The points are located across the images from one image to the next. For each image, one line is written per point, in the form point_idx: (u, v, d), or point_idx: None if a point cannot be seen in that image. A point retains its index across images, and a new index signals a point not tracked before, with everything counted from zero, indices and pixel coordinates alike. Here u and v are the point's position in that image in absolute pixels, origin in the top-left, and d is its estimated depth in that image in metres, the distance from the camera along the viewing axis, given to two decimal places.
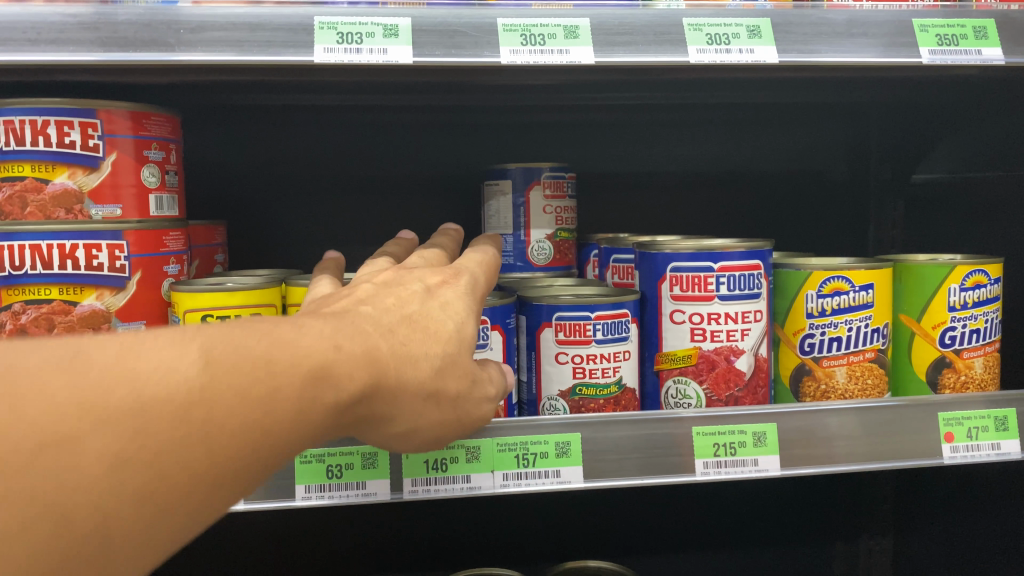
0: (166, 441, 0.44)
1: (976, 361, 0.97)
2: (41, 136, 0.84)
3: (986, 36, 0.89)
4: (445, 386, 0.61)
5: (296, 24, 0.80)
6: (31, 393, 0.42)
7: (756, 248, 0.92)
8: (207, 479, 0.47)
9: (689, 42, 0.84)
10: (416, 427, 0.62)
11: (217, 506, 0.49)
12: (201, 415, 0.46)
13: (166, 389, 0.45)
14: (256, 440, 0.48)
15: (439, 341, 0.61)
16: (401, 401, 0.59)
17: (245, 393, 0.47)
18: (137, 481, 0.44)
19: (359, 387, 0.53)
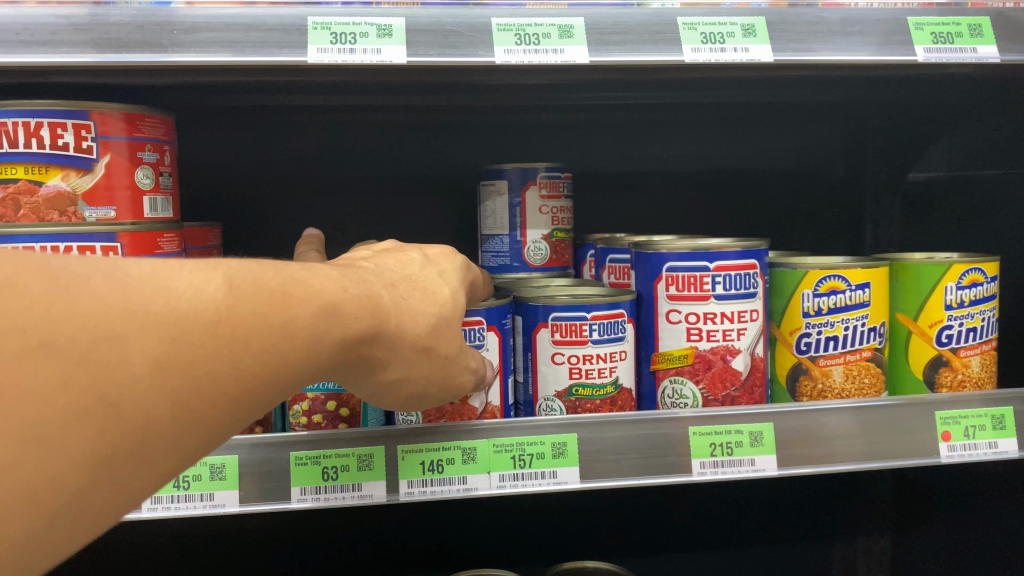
0: (200, 352, 0.48)
1: (973, 359, 0.97)
2: (34, 138, 0.84)
3: (981, 34, 0.88)
4: (435, 343, 0.67)
5: (289, 25, 0.80)
6: (83, 295, 0.45)
7: (751, 247, 0.92)
8: (230, 398, 0.51)
9: (684, 41, 0.84)
10: (406, 378, 0.66)
11: (229, 429, 0.52)
12: (230, 333, 0.50)
13: (202, 307, 0.49)
14: (273, 366, 0.52)
15: (430, 300, 0.67)
16: (396, 349, 0.63)
17: (267, 317, 0.52)
18: (174, 387, 0.47)
19: (365, 326, 0.58)
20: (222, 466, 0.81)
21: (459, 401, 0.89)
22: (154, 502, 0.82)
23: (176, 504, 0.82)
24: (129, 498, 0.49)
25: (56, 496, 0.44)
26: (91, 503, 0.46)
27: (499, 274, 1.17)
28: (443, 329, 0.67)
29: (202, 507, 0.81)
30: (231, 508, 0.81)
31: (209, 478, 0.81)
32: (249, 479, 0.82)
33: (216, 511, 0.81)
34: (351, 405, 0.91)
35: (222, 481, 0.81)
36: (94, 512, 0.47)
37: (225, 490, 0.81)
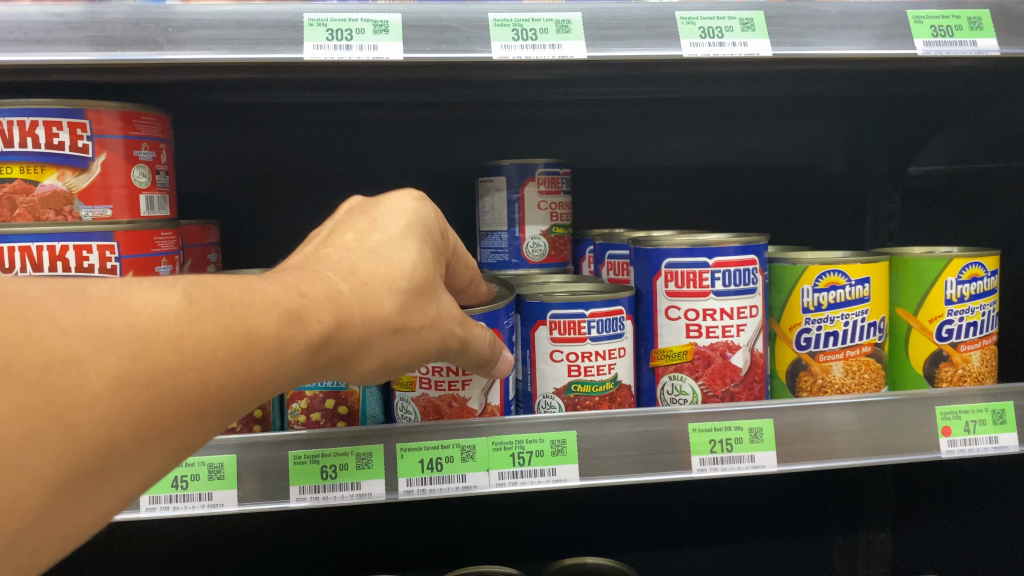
0: (162, 368, 0.49)
1: (973, 354, 0.97)
2: (29, 137, 0.84)
3: (981, 27, 0.88)
4: (412, 322, 0.65)
5: (285, 21, 0.79)
6: (38, 320, 0.46)
7: (751, 243, 0.92)
8: (196, 412, 0.52)
9: (682, 35, 0.84)
10: (390, 361, 0.65)
11: (197, 440, 0.53)
12: (192, 348, 0.51)
13: (162, 324, 0.50)
14: (237, 380, 0.53)
15: (398, 278, 0.64)
16: (371, 334, 0.61)
17: (228, 329, 0.53)
18: (137, 404, 0.48)
19: (328, 327, 0.58)
20: (221, 465, 0.81)
21: (458, 404, 0.88)
22: (152, 502, 0.81)
23: (174, 504, 0.82)
24: (98, 511, 0.50)
25: (16, 519, 0.45)
26: (57, 520, 0.48)
27: (498, 270, 1.17)
28: (418, 305, 0.66)
29: (200, 507, 0.81)
30: (230, 508, 0.81)
31: (206, 478, 0.81)
32: (248, 478, 0.81)
33: (214, 510, 0.80)
34: (350, 403, 0.91)
35: (221, 481, 0.81)
36: (62, 529, 0.48)
37: (224, 489, 0.81)
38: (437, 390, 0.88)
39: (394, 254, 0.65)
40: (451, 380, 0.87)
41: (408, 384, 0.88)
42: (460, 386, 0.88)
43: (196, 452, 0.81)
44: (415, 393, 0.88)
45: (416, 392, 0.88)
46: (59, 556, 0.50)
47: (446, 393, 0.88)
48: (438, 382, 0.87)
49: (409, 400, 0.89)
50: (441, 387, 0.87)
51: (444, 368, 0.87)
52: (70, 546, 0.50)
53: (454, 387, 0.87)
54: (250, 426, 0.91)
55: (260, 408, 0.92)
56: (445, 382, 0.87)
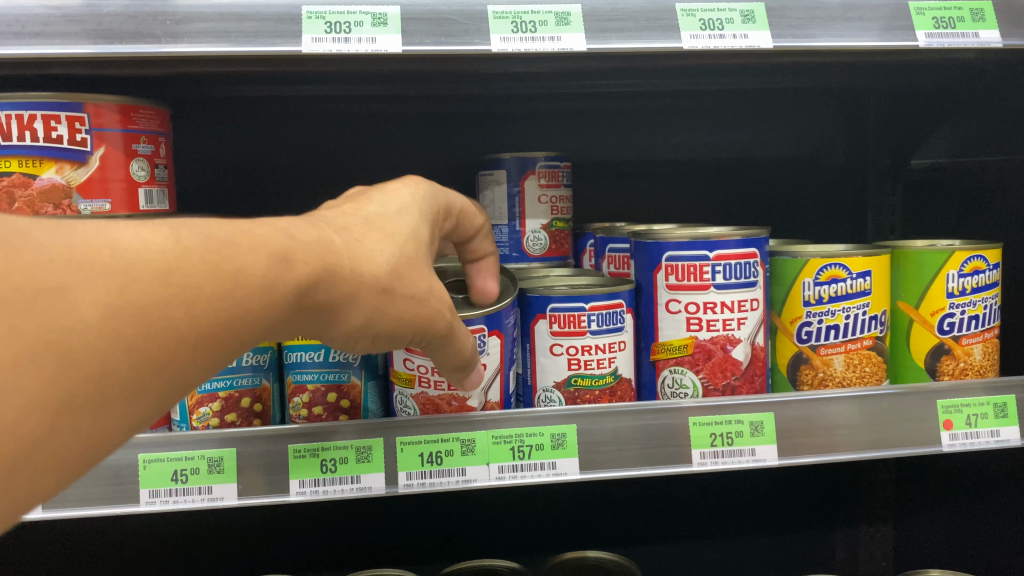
0: (151, 299, 0.49)
1: (975, 347, 0.97)
2: (27, 131, 0.83)
3: (983, 19, 0.88)
4: (402, 285, 0.64)
5: (282, 14, 0.79)
6: (23, 245, 0.45)
7: (752, 236, 0.91)
8: (190, 346, 0.51)
9: (682, 27, 0.83)
10: (372, 322, 0.64)
11: (191, 375, 0.53)
12: (180, 281, 0.50)
13: (149, 255, 0.49)
14: (231, 315, 0.53)
15: (395, 241, 0.65)
16: (357, 288, 0.61)
17: (217, 264, 0.52)
18: (128, 335, 0.48)
19: (316, 271, 0.57)
20: (220, 459, 0.81)
21: (457, 404, 0.86)
22: (152, 495, 0.80)
23: (174, 497, 0.81)
24: (93, 446, 0.49)
25: (12, 447, 0.44)
26: (51, 454, 0.47)
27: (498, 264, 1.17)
28: (410, 271, 0.65)
29: (200, 501, 0.81)
30: (229, 501, 0.81)
31: (206, 472, 0.81)
32: (248, 471, 0.81)
33: (214, 504, 0.80)
34: (351, 397, 0.91)
35: (221, 475, 0.81)
36: (55, 463, 0.48)
37: (224, 483, 0.81)
38: (437, 389, 0.86)
39: (394, 223, 0.67)
40: (449, 380, 0.86)
41: (408, 380, 0.87)
42: (459, 385, 0.86)
43: (198, 446, 0.81)
44: (414, 391, 0.87)
45: (415, 389, 0.87)
46: (57, 491, 0.49)
47: (445, 392, 0.86)
48: (437, 381, 0.86)
49: (408, 397, 0.88)
50: (441, 386, 0.86)
51: None
52: (68, 481, 0.49)
53: (453, 386, 0.86)
54: (248, 420, 0.90)
55: (259, 402, 0.91)
56: (445, 381, 0.86)
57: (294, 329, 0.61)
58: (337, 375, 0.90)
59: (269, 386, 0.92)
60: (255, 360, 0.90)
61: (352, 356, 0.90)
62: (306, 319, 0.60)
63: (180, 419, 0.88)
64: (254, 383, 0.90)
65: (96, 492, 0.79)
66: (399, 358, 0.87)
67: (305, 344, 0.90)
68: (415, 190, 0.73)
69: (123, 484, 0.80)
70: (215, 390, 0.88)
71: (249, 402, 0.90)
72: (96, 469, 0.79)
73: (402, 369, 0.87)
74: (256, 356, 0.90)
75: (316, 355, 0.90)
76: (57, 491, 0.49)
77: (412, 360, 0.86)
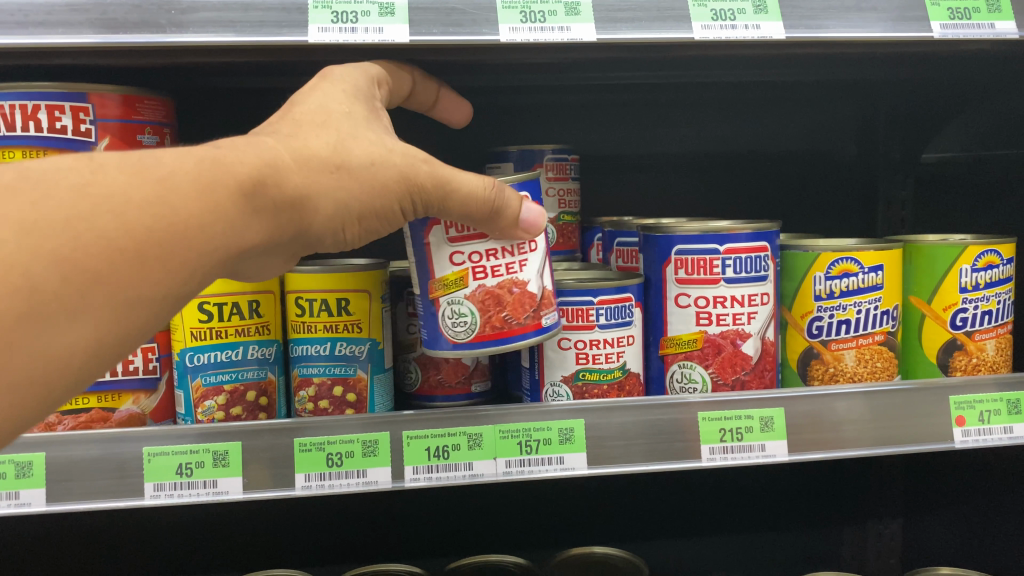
0: (74, 211, 0.53)
1: (988, 343, 0.95)
2: (31, 121, 0.83)
3: (998, 9, 0.86)
4: (352, 158, 0.67)
5: (288, 3, 0.78)
6: None
7: (762, 229, 0.90)
8: (127, 253, 0.55)
9: (693, 18, 0.82)
10: (345, 201, 0.67)
11: (144, 290, 0.57)
12: (102, 191, 0.55)
13: (69, 176, 0.54)
14: (166, 225, 0.56)
15: (331, 123, 0.68)
16: (308, 172, 0.65)
17: (140, 174, 0.57)
18: (56, 245, 0.52)
19: (255, 167, 0.62)
20: (225, 452, 0.81)
21: (519, 290, 0.80)
22: (156, 489, 0.79)
23: (179, 491, 0.80)
24: (44, 363, 0.53)
25: None
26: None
27: None
28: (356, 141, 0.68)
29: (205, 494, 0.80)
30: (234, 495, 0.80)
31: (211, 465, 0.80)
32: (253, 465, 0.81)
33: (219, 498, 0.80)
34: (358, 390, 0.90)
35: (226, 468, 0.81)
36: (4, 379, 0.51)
37: (229, 477, 0.81)
38: (495, 276, 0.79)
39: (325, 107, 0.69)
40: (507, 263, 0.80)
41: (459, 280, 0.79)
42: (518, 268, 0.80)
43: (204, 439, 0.81)
44: (469, 289, 0.79)
45: (470, 286, 0.79)
46: (26, 412, 0.53)
47: (504, 278, 0.79)
48: (494, 267, 0.79)
49: (462, 299, 0.79)
50: (499, 272, 0.79)
51: (499, 248, 0.79)
52: (34, 400, 0.53)
53: (512, 270, 0.80)
54: (252, 414, 0.89)
55: (264, 396, 0.90)
56: (503, 264, 0.79)
57: (279, 236, 0.66)
58: (344, 368, 0.90)
59: (275, 379, 0.91)
60: (261, 352, 0.90)
61: (360, 350, 0.90)
62: (281, 223, 0.65)
63: (186, 412, 0.88)
64: (259, 376, 0.89)
65: (100, 485, 0.79)
66: (443, 258, 0.79)
67: (311, 337, 0.90)
68: (337, 77, 0.74)
69: (128, 477, 0.79)
70: (221, 383, 0.87)
71: (255, 395, 0.89)
72: (101, 462, 0.79)
73: (450, 269, 0.79)
74: (261, 350, 0.90)
75: (322, 348, 0.90)
76: (24, 411, 0.53)
77: (462, 253, 0.79)
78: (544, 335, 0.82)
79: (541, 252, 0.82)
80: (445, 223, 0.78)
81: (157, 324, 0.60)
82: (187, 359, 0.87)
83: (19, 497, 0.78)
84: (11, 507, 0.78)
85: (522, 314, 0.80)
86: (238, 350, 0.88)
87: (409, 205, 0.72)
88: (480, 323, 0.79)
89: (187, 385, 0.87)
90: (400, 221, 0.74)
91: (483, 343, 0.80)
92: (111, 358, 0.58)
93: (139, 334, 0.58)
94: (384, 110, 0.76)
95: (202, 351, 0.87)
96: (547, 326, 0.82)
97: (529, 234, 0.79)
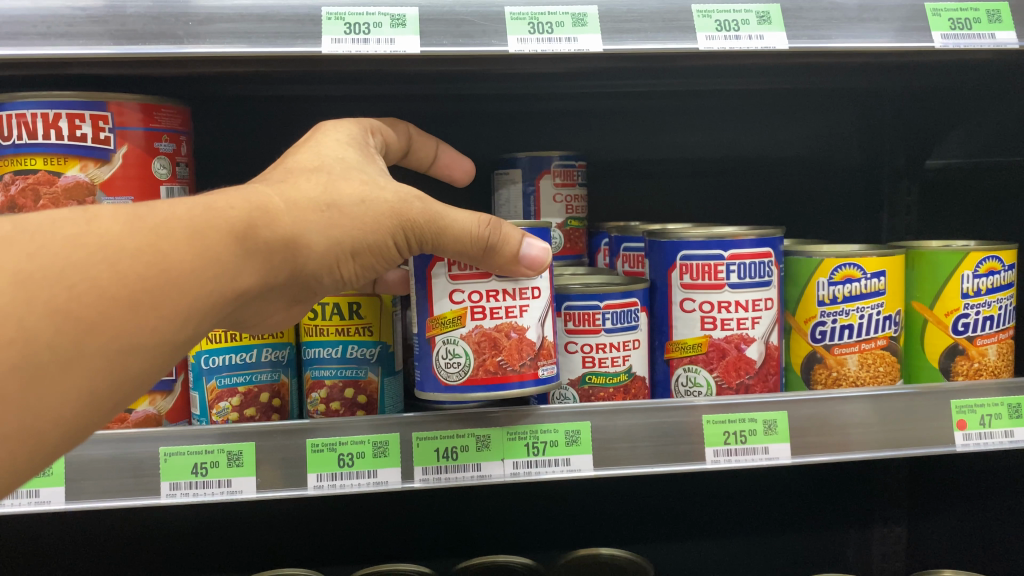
0: (69, 261, 0.54)
1: (989, 348, 0.97)
2: (52, 129, 0.85)
3: (999, 20, 0.88)
4: (342, 198, 0.68)
5: (303, 15, 0.80)
6: None
7: (767, 236, 0.92)
8: (123, 300, 0.56)
9: (698, 28, 0.84)
10: (337, 239, 0.68)
11: (138, 339, 0.57)
12: (97, 240, 0.56)
13: (66, 227, 0.56)
14: (160, 273, 0.58)
15: (325, 168, 0.70)
16: (298, 213, 0.66)
17: (136, 223, 0.58)
18: (51, 297, 0.53)
19: (244, 212, 0.63)
20: (239, 453, 0.82)
21: (515, 336, 0.80)
22: (172, 488, 0.82)
23: (195, 490, 0.82)
24: (44, 411, 0.54)
25: None
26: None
27: None
28: (347, 182, 0.70)
29: (219, 494, 0.82)
30: (248, 495, 0.82)
31: (226, 465, 0.82)
32: (267, 465, 0.83)
33: (233, 497, 0.82)
34: (369, 392, 0.92)
35: (239, 468, 0.83)
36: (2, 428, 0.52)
37: (242, 476, 0.82)
38: (493, 320, 0.80)
39: (321, 155, 0.72)
40: (506, 307, 0.80)
41: (457, 320, 0.80)
42: (516, 313, 0.81)
43: (220, 440, 0.83)
44: (465, 329, 0.80)
45: (467, 327, 0.80)
46: (20, 464, 0.54)
47: (503, 322, 0.80)
48: (493, 310, 0.80)
49: (457, 339, 0.80)
50: (497, 316, 0.80)
51: (499, 292, 0.80)
52: (27, 452, 0.54)
53: (511, 314, 0.80)
54: (266, 414, 0.91)
55: (277, 397, 0.92)
56: (502, 308, 0.80)
57: (275, 278, 0.66)
58: (355, 371, 0.92)
59: (287, 381, 0.94)
60: (274, 355, 0.92)
61: (370, 353, 0.92)
62: (275, 265, 0.66)
63: (200, 414, 0.90)
64: (272, 378, 0.92)
65: (118, 485, 0.81)
66: (443, 298, 0.80)
67: (323, 340, 0.92)
68: (332, 130, 0.77)
69: (145, 477, 0.81)
70: (235, 385, 0.90)
71: (268, 397, 0.92)
72: (119, 462, 0.81)
73: (449, 307, 0.80)
74: (274, 352, 0.92)
75: (334, 351, 0.92)
76: (17, 463, 0.54)
77: (462, 293, 0.80)
78: (540, 383, 0.82)
79: (543, 301, 0.82)
80: (449, 262, 0.79)
81: (154, 374, 0.61)
82: (202, 361, 0.88)
83: (39, 495, 0.80)
84: (31, 505, 0.80)
85: (516, 360, 0.80)
86: (252, 353, 0.90)
87: (402, 239, 0.72)
88: (473, 365, 0.80)
89: (202, 387, 0.89)
90: (397, 256, 0.74)
91: (473, 385, 0.80)
92: (106, 407, 0.58)
93: (134, 384, 0.59)
94: (379, 158, 0.79)
95: (217, 353, 0.89)
96: (541, 375, 0.82)
97: (530, 271, 0.79)
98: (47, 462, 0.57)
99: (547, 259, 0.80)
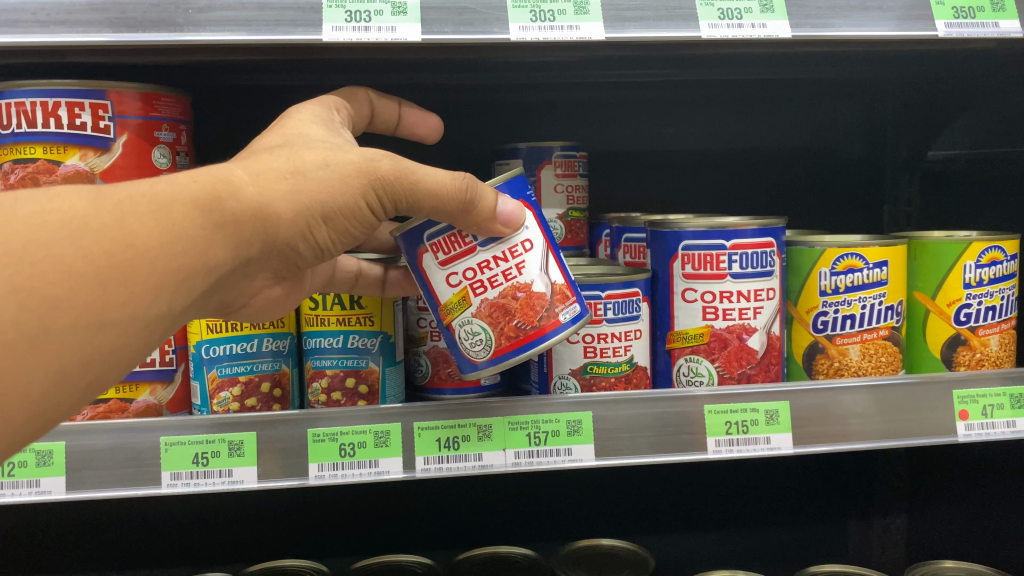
0: (31, 238, 0.54)
1: (991, 338, 0.97)
2: (52, 118, 0.84)
3: (1002, 9, 0.88)
4: (305, 165, 0.67)
5: (304, 3, 0.79)
6: None
7: (768, 226, 0.91)
8: (89, 277, 0.56)
9: (701, 17, 0.83)
10: (305, 205, 0.67)
11: (106, 316, 0.57)
12: (60, 217, 0.56)
13: (28, 205, 0.56)
14: (122, 251, 0.57)
15: (288, 142, 0.69)
16: (262, 183, 0.65)
17: (99, 201, 0.58)
18: (12, 275, 0.53)
19: (207, 186, 0.63)
20: (240, 442, 0.82)
21: (524, 293, 0.79)
22: (174, 478, 0.81)
23: (196, 480, 0.82)
24: (12, 392, 0.54)
25: None
26: None
27: None
28: (309, 150, 0.69)
29: (220, 484, 0.82)
30: (249, 484, 0.82)
31: (227, 455, 0.82)
32: (268, 454, 0.83)
33: (234, 487, 0.81)
34: (370, 382, 0.92)
35: (241, 458, 0.82)
36: None
37: (244, 466, 0.82)
38: (496, 287, 0.79)
39: (285, 134, 0.71)
40: (504, 270, 0.79)
41: (462, 299, 0.80)
42: (517, 273, 0.79)
43: (218, 429, 0.82)
44: (474, 306, 0.79)
45: (474, 302, 0.79)
46: None
47: (506, 286, 0.79)
48: (492, 279, 0.79)
49: (471, 317, 0.80)
50: (498, 282, 0.79)
51: (490, 259, 0.79)
52: None
53: (511, 275, 0.79)
54: (267, 405, 0.91)
55: (278, 387, 0.92)
56: (500, 273, 0.79)
57: (247, 252, 0.66)
58: (356, 361, 0.92)
59: (289, 371, 0.93)
60: (275, 345, 0.92)
61: (372, 343, 0.92)
62: (246, 237, 0.65)
63: (200, 403, 0.89)
64: (274, 367, 0.92)
65: (116, 474, 0.80)
66: (442, 285, 0.80)
67: (324, 330, 0.92)
68: (297, 110, 0.76)
69: (144, 467, 0.81)
70: (236, 373, 0.89)
71: (269, 386, 0.91)
72: (119, 452, 0.81)
73: (451, 292, 0.80)
74: (274, 342, 0.92)
75: (335, 341, 0.92)
76: None
77: (456, 273, 0.79)
78: (567, 325, 0.81)
79: (539, 249, 0.80)
80: (432, 250, 0.79)
81: (131, 352, 0.60)
82: (202, 351, 0.89)
83: (40, 485, 0.80)
84: (32, 494, 0.80)
85: (534, 315, 0.79)
86: (253, 343, 0.90)
87: (375, 200, 0.71)
88: (494, 337, 0.80)
89: (202, 376, 0.89)
90: (372, 220, 0.73)
91: (505, 355, 0.80)
92: (80, 386, 0.58)
93: (107, 361, 0.59)
94: (348, 133, 0.78)
95: (218, 342, 0.89)
96: (567, 317, 0.81)
97: (508, 229, 0.78)
98: (15, 442, 0.56)
99: (521, 210, 0.79)
